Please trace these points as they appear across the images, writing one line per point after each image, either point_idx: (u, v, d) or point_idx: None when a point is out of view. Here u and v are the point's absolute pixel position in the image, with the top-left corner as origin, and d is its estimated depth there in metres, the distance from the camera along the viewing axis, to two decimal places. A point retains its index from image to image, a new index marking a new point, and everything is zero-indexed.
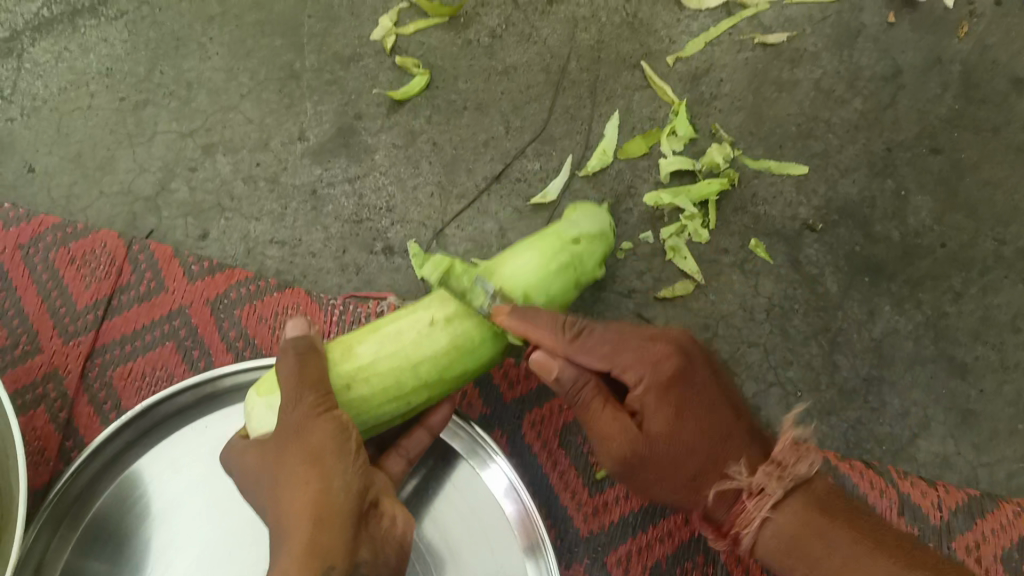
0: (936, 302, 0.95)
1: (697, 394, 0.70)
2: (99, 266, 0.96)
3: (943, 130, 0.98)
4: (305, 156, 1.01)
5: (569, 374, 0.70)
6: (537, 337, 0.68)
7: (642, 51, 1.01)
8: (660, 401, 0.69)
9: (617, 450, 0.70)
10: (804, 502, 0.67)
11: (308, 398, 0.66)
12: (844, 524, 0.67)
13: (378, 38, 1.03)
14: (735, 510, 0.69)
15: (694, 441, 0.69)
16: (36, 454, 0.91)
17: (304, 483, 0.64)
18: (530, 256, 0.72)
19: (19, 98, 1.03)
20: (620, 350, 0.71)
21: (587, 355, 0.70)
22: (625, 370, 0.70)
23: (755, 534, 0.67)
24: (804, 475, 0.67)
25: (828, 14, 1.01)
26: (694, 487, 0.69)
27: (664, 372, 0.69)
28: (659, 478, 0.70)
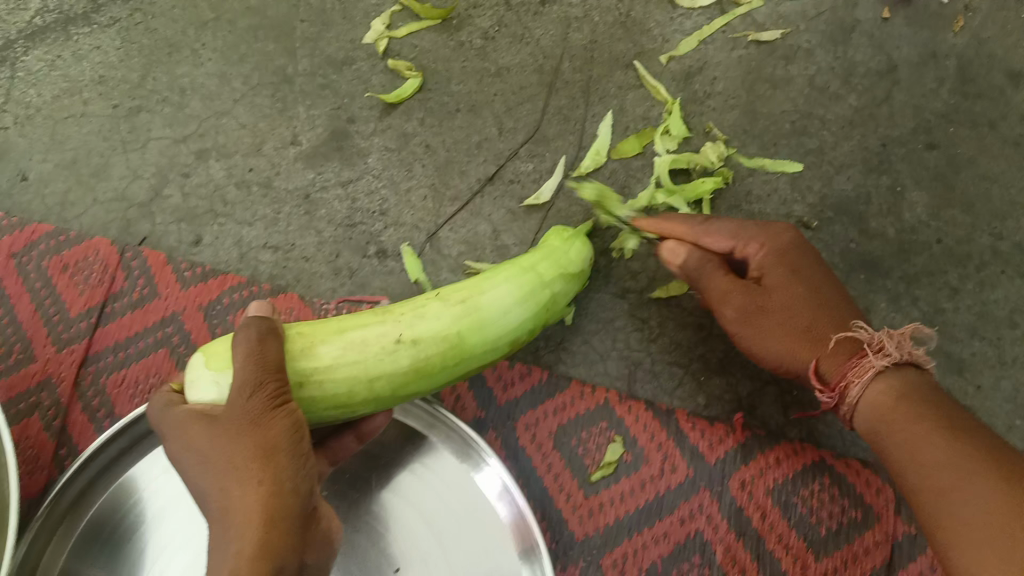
0: (932, 299, 0.94)
1: (817, 275, 0.79)
2: (93, 273, 0.96)
3: (938, 125, 0.97)
4: (298, 160, 1.00)
5: (693, 258, 0.83)
6: (673, 234, 0.84)
7: (635, 50, 1.01)
8: (775, 262, 0.79)
9: (736, 300, 0.80)
10: (906, 379, 0.70)
11: (268, 388, 0.64)
12: (925, 407, 0.68)
13: (371, 41, 1.03)
14: (850, 364, 0.72)
15: (806, 294, 0.78)
16: (30, 462, 0.91)
17: (256, 480, 0.61)
18: (514, 291, 0.74)
19: (14, 106, 1.03)
20: (744, 230, 0.82)
21: (715, 236, 0.82)
22: (747, 243, 0.81)
23: (864, 389, 0.71)
24: (919, 362, 0.71)
25: (822, 10, 1.00)
26: (805, 335, 0.76)
27: (778, 244, 0.80)
28: (770, 330, 0.78)
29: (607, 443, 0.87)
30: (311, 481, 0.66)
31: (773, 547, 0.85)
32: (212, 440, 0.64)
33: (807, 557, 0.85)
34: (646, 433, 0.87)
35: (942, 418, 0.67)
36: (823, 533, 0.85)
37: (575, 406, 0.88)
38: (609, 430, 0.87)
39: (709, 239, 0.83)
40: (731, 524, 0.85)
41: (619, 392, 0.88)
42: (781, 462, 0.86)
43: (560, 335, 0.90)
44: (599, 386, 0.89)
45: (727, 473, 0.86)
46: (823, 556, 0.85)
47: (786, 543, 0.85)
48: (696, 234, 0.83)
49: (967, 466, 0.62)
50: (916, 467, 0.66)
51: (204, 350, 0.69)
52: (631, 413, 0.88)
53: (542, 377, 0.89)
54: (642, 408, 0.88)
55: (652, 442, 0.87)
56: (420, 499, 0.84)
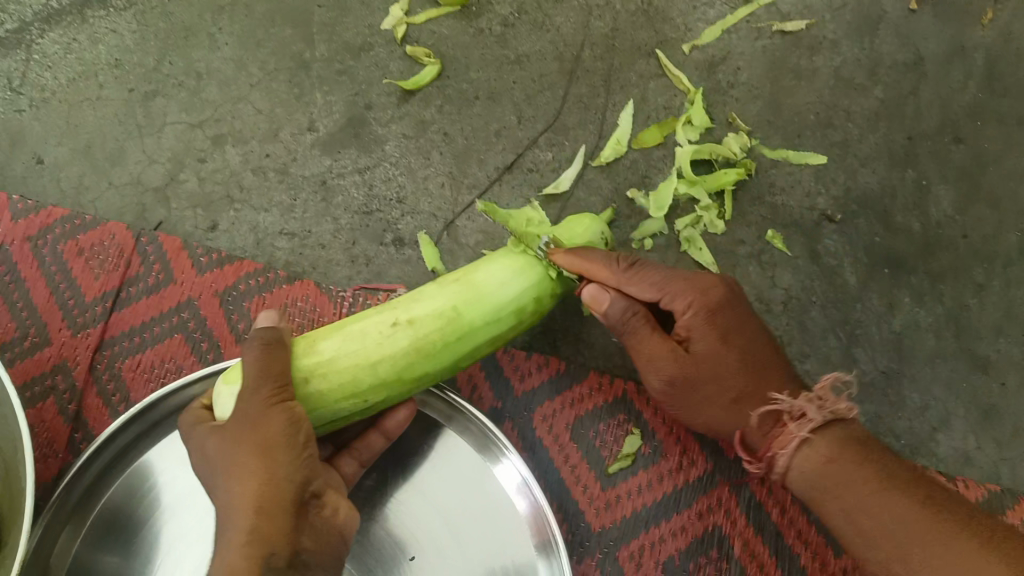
0: (958, 295, 0.92)
1: (737, 325, 0.75)
2: (108, 258, 0.96)
3: (966, 118, 0.96)
4: (314, 147, 0.99)
5: (619, 307, 0.76)
6: (598, 277, 0.75)
7: (657, 39, 0.99)
8: (707, 322, 0.74)
9: (666, 367, 0.74)
10: (830, 437, 0.69)
11: (268, 385, 0.65)
12: (867, 449, 0.69)
13: (389, 28, 1.01)
14: (773, 436, 0.71)
15: (739, 365, 0.73)
16: (44, 447, 0.90)
17: (252, 471, 0.63)
18: (511, 264, 0.73)
19: (29, 89, 1.03)
20: (672, 282, 0.76)
21: (645, 286, 0.76)
22: (676, 297, 0.75)
23: (791, 458, 0.69)
24: (845, 414, 0.70)
25: (848, 1, 0.99)
26: (740, 405, 0.73)
27: (711, 300, 0.75)
28: (698, 399, 0.75)
29: (625, 435, 0.86)
30: (313, 471, 0.67)
31: (792, 543, 0.84)
32: (218, 440, 0.66)
33: (826, 554, 0.83)
34: (665, 426, 0.86)
35: (880, 470, 0.67)
36: None
37: (594, 398, 0.87)
38: (627, 422, 0.86)
39: (630, 286, 0.76)
40: (749, 519, 0.84)
41: (638, 384, 0.87)
42: None
43: (577, 327, 0.89)
44: (618, 377, 0.88)
45: (746, 467, 0.85)
46: (842, 553, 0.83)
47: (805, 539, 0.84)
48: (621, 282, 0.75)
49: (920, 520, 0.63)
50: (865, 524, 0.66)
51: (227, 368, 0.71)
52: (650, 405, 0.87)
53: (559, 368, 0.88)
54: (660, 401, 0.87)
55: (670, 436, 0.86)
56: (436, 490, 0.83)
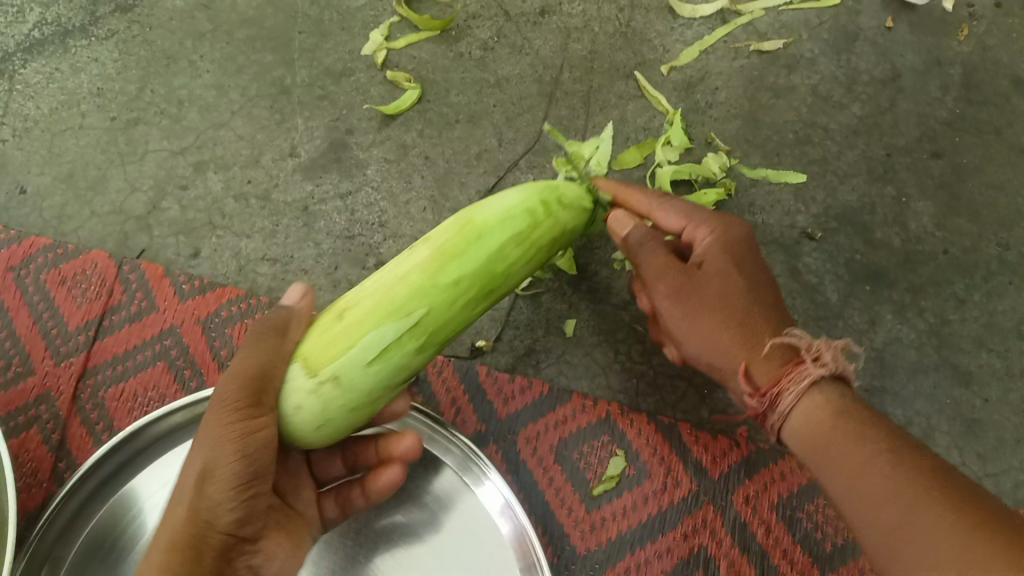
0: (938, 309, 0.92)
1: (747, 264, 0.75)
2: (90, 287, 0.96)
3: (943, 133, 0.97)
4: (296, 172, 1.00)
5: (636, 233, 0.77)
6: (631, 202, 0.79)
7: (636, 60, 1.00)
8: (721, 249, 0.75)
9: (669, 282, 0.74)
10: (834, 391, 0.66)
11: (238, 411, 0.61)
12: (857, 426, 0.63)
13: (369, 52, 1.02)
14: (784, 369, 0.68)
15: (744, 288, 0.73)
16: (28, 476, 0.89)
17: (188, 500, 0.61)
18: (519, 213, 0.70)
19: (11, 119, 1.03)
20: (695, 212, 0.78)
21: (665, 216, 0.79)
22: (697, 226, 0.77)
23: (798, 398, 0.66)
24: (838, 371, 0.67)
25: (824, 20, 1.00)
26: (749, 339, 0.71)
27: (731, 236, 0.76)
28: (701, 310, 0.73)
29: (609, 457, 0.86)
30: (252, 514, 0.64)
31: (778, 562, 0.83)
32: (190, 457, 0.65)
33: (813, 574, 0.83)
34: (648, 447, 0.86)
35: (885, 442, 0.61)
36: (827, 548, 0.84)
37: (578, 419, 0.87)
38: (611, 443, 0.86)
39: (660, 215, 0.79)
40: (734, 539, 0.84)
41: (621, 405, 0.87)
42: (784, 477, 0.85)
43: (561, 348, 0.89)
44: (601, 399, 0.88)
45: (730, 487, 0.85)
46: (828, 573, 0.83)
47: (791, 559, 0.84)
48: (652, 207, 0.79)
49: (919, 496, 0.56)
50: (863, 492, 0.59)
51: None
52: (634, 426, 0.87)
53: (543, 390, 0.88)
54: (644, 422, 0.87)
55: (654, 456, 0.86)
56: (421, 516, 0.83)
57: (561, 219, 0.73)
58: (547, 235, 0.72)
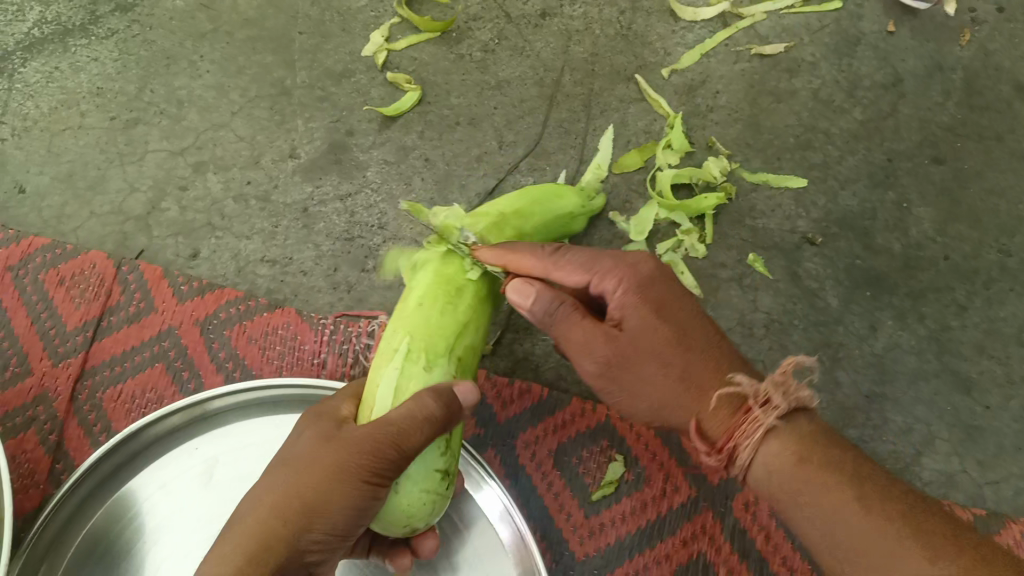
0: (939, 316, 0.92)
1: (678, 307, 0.67)
2: (89, 288, 0.95)
3: (944, 139, 0.96)
4: (296, 173, 0.99)
5: (575, 277, 0.68)
6: (520, 266, 0.69)
7: (637, 63, 1.00)
8: (636, 299, 0.66)
9: (599, 351, 0.67)
10: (795, 430, 0.60)
11: (373, 465, 0.60)
12: (836, 465, 0.59)
13: (370, 53, 1.02)
14: (737, 422, 0.61)
15: (669, 338, 0.65)
16: (25, 477, 0.88)
17: (280, 518, 0.59)
18: (432, 242, 0.74)
19: (11, 118, 1.03)
20: (596, 262, 0.68)
21: (567, 274, 0.68)
22: (602, 277, 0.67)
23: (754, 451, 0.60)
24: (805, 401, 0.60)
25: (826, 23, 1.00)
26: (693, 394, 0.64)
27: (633, 276, 0.67)
28: (638, 381, 0.66)
29: (607, 461, 0.86)
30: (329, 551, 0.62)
31: (777, 569, 0.83)
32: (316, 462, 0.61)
33: None
34: (648, 452, 0.86)
35: (860, 478, 0.58)
36: None
37: (577, 423, 0.87)
38: (611, 448, 0.86)
39: (561, 270, 0.69)
40: (733, 545, 0.84)
41: None
42: None
43: (560, 352, 0.89)
44: (600, 403, 0.88)
45: (729, 493, 0.85)
46: None
47: (790, 565, 0.83)
48: (546, 267, 0.69)
49: (897, 530, 0.55)
50: (842, 540, 0.57)
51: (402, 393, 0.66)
52: (633, 431, 0.87)
53: (541, 395, 0.88)
54: (643, 427, 0.87)
55: (653, 462, 0.86)
56: None
57: (520, 229, 0.80)
58: (498, 240, 0.76)
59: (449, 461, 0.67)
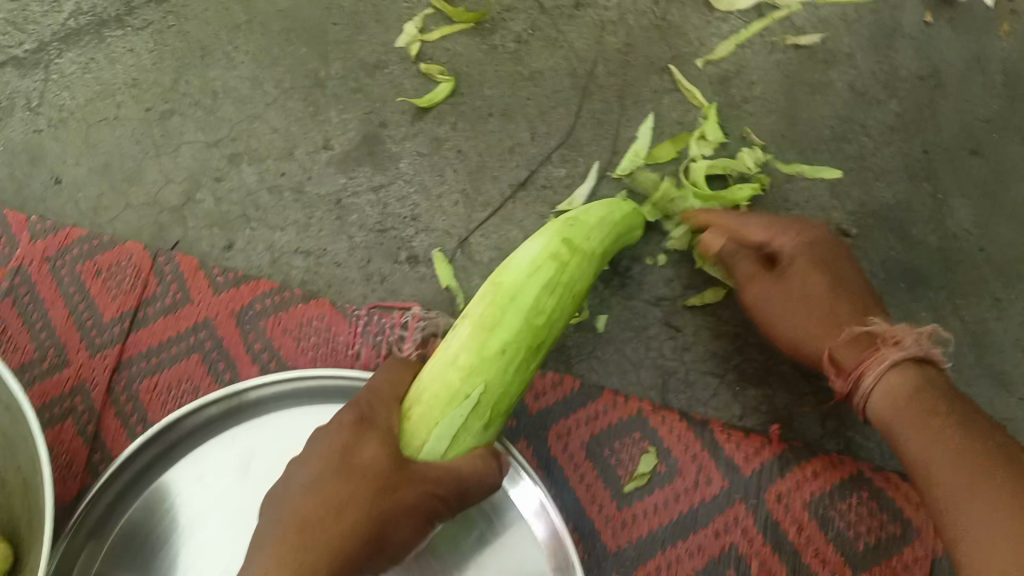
0: (976, 310, 0.91)
1: (843, 282, 0.80)
2: (126, 278, 0.97)
3: (983, 130, 0.95)
4: (330, 164, 1.00)
5: (728, 246, 0.84)
6: (712, 225, 0.85)
7: (671, 53, 0.99)
8: (807, 263, 0.81)
9: (760, 286, 0.83)
10: (924, 375, 0.70)
11: (427, 506, 0.69)
12: (936, 410, 0.67)
13: (403, 45, 1.02)
14: (864, 356, 0.73)
15: (828, 287, 0.79)
16: (64, 468, 0.91)
17: (360, 525, 0.63)
18: (546, 264, 0.76)
19: (48, 109, 1.04)
20: (777, 225, 0.84)
21: (755, 232, 0.83)
22: (781, 238, 0.82)
23: (880, 379, 0.71)
24: (937, 362, 0.71)
25: (863, 14, 0.99)
26: (825, 335, 0.78)
27: (811, 238, 0.82)
28: (790, 318, 0.80)
29: (640, 453, 0.86)
30: None
31: (810, 561, 0.83)
32: (382, 474, 0.66)
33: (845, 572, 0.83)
34: (680, 444, 0.86)
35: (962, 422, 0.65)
36: (860, 548, 0.83)
37: (609, 416, 0.87)
38: (643, 440, 0.86)
39: (748, 230, 0.84)
40: (767, 538, 0.84)
41: (652, 401, 0.87)
42: (819, 474, 0.85)
43: (592, 344, 0.89)
44: (632, 396, 0.88)
45: (762, 485, 0.85)
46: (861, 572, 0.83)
47: (823, 557, 0.83)
48: (734, 224, 0.84)
49: (973, 466, 0.61)
50: (937, 465, 0.64)
51: (447, 432, 0.71)
52: (665, 423, 0.87)
53: (574, 386, 0.88)
54: (676, 419, 0.87)
55: (686, 454, 0.86)
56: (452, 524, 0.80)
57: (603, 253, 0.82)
58: (591, 281, 0.80)
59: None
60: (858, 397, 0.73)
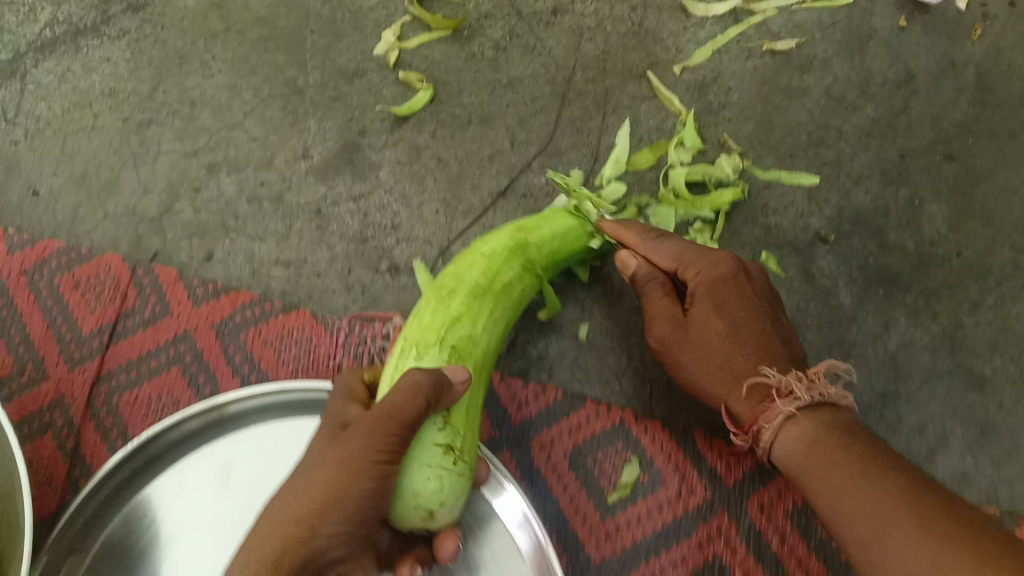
0: (952, 313, 0.92)
1: (755, 315, 0.77)
2: (105, 291, 0.96)
3: (957, 135, 0.96)
4: (309, 174, 1.00)
5: (643, 269, 0.83)
6: (625, 243, 0.83)
7: (649, 60, 1.00)
8: (706, 309, 0.78)
9: (661, 329, 0.81)
10: (818, 419, 0.68)
11: (364, 461, 0.62)
12: (841, 451, 0.65)
13: (382, 52, 1.02)
14: (760, 408, 0.71)
15: (727, 331, 0.77)
16: (43, 484, 0.89)
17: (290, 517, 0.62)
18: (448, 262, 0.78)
19: (23, 119, 1.03)
20: (686, 253, 0.82)
21: (659, 255, 0.82)
22: (687, 268, 0.81)
23: (775, 433, 0.69)
24: (833, 399, 0.69)
25: (838, 19, 1.00)
26: (727, 376, 0.76)
27: (716, 276, 0.79)
28: (693, 359, 0.79)
29: (623, 463, 0.86)
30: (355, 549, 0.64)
31: (792, 569, 0.84)
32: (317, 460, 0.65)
33: None
34: (663, 454, 0.87)
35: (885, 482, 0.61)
36: (842, 555, 0.84)
37: (592, 425, 0.87)
38: (626, 450, 0.87)
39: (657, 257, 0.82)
40: (750, 547, 0.84)
41: (635, 410, 0.88)
42: None
43: (574, 352, 0.89)
44: (615, 405, 0.88)
45: (744, 494, 0.86)
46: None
47: (805, 566, 0.84)
48: (646, 249, 0.82)
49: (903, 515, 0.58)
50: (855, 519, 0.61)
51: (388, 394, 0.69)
52: (648, 432, 0.87)
53: (556, 396, 0.88)
54: (658, 428, 0.87)
55: (668, 463, 0.86)
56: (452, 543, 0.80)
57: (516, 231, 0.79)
58: (504, 248, 0.77)
59: (452, 438, 0.67)
60: (762, 447, 0.71)
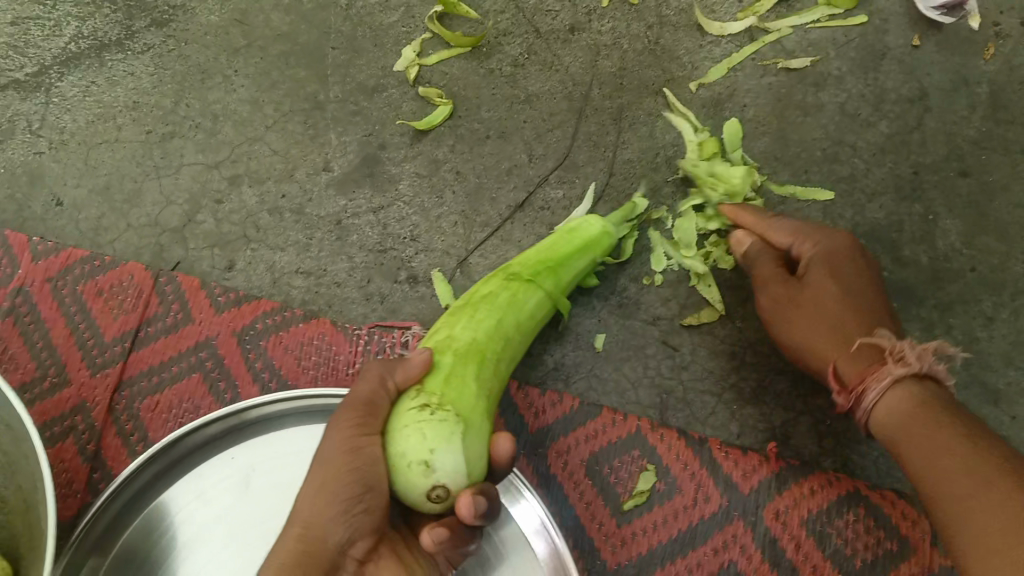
0: (967, 328, 0.93)
1: (866, 300, 0.80)
2: (127, 298, 0.97)
3: (971, 152, 0.97)
4: (329, 186, 1.01)
5: (757, 247, 0.86)
6: (748, 225, 0.87)
7: (664, 77, 1.01)
8: (823, 273, 0.81)
9: (773, 290, 0.83)
10: (923, 386, 0.69)
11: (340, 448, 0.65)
12: (934, 415, 0.66)
13: (400, 68, 1.04)
14: (867, 369, 0.72)
15: (842, 296, 0.79)
16: (64, 486, 0.91)
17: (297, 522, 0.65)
18: None
19: (48, 131, 1.05)
20: (807, 229, 0.84)
21: (778, 233, 0.85)
22: (805, 241, 0.83)
23: (882, 393, 0.70)
24: (941, 375, 0.70)
25: (852, 38, 1.01)
26: (839, 336, 0.77)
27: (832, 249, 0.82)
28: (806, 327, 0.80)
29: (639, 471, 0.87)
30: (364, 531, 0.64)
31: None
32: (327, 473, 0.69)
33: None
34: (679, 462, 0.87)
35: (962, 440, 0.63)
36: (859, 565, 0.83)
37: (609, 433, 0.88)
38: (642, 458, 0.87)
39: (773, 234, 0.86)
40: (766, 555, 0.85)
41: (650, 420, 0.89)
42: (816, 491, 0.86)
43: (591, 363, 0.91)
44: (631, 414, 0.89)
45: (761, 502, 0.86)
46: None
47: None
48: (766, 226, 0.86)
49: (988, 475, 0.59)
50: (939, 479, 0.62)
51: None
52: (664, 441, 0.88)
53: (573, 406, 0.89)
54: (674, 437, 0.88)
55: (684, 472, 0.87)
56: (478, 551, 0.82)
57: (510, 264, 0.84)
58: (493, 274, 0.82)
59: (428, 398, 0.66)
60: (864, 406, 0.71)
